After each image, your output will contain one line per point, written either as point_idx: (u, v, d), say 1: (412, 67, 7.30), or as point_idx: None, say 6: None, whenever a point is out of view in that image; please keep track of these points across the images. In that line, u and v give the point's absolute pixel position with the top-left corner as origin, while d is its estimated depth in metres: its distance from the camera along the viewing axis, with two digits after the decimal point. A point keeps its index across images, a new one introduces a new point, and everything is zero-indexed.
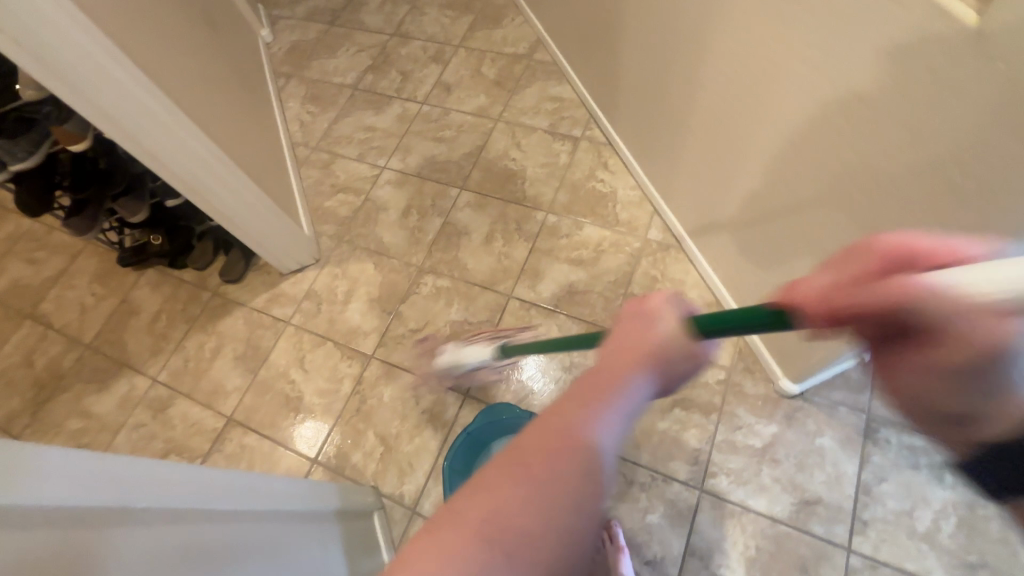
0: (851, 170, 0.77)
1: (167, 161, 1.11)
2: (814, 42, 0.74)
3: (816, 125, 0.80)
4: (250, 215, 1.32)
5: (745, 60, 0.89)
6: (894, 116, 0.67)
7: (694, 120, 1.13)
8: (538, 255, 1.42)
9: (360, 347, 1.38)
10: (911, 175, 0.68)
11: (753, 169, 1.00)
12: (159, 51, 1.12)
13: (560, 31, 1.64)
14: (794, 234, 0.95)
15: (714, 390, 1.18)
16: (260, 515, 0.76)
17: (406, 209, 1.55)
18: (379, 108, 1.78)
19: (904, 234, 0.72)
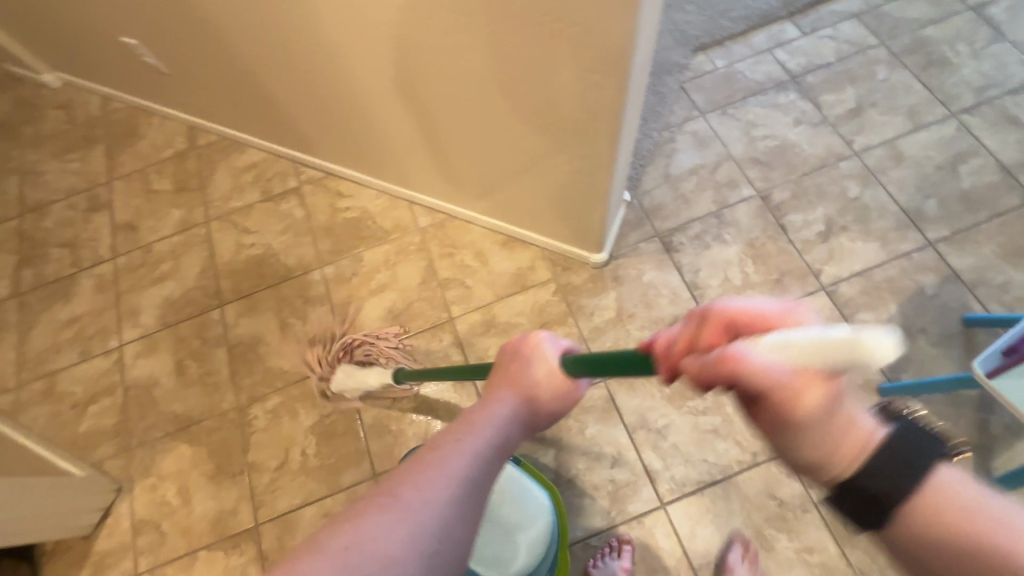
0: (533, 103, 0.92)
1: None
2: (460, 11, 0.82)
3: (489, 79, 0.92)
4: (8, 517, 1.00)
5: (408, 50, 0.95)
6: (545, 52, 0.81)
7: (390, 123, 1.17)
8: (342, 309, 1.33)
9: (237, 528, 1.15)
10: (578, 91, 0.85)
11: (458, 135, 1.10)
12: None
13: (203, 108, 1.50)
14: (519, 144, 1.04)
15: (557, 302, 1.27)
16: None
17: (179, 367, 1.32)
18: (65, 294, 1.44)
19: (593, 131, 0.91)
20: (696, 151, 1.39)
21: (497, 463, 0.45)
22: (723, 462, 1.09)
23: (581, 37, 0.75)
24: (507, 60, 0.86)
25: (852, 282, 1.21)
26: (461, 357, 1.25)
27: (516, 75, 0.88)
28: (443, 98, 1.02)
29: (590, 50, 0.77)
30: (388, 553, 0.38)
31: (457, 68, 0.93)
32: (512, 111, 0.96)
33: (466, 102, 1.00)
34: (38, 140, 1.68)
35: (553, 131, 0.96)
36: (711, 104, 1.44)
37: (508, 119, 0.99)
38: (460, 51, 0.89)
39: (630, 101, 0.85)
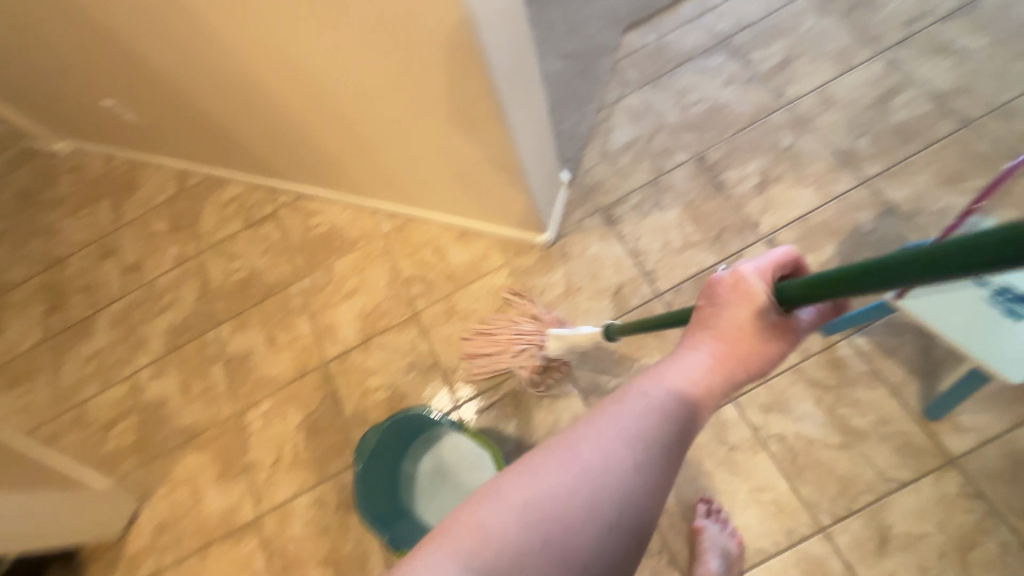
0: (425, 100, 1.00)
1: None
2: (335, 31, 0.91)
3: (381, 87, 1.01)
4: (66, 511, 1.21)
5: (310, 73, 1.04)
6: (416, 53, 0.89)
7: (323, 140, 1.27)
8: (320, 316, 1.45)
9: (242, 521, 1.28)
10: (455, 81, 0.93)
11: (380, 142, 1.20)
12: None
13: (184, 152, 1.66)
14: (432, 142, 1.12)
15: (510, 285, 1.35)
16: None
17: (184, 385, 1.47)
18: (86, 333, 1.63)
19: (483, 115, 0.99)
20: (632, 125, 1.44)
21: (653, 439, 0.52)
22: None
23: (436, 34, 0.83)
24: (393, 66, 0.94)
25: (789, 228, 1.24)
26: (428, 347, 1.34)
27: (402, 79, 0.97)
28: (358, 112, 1.11)
29: (446, 44, 0.85)
30: (519, 531, 0.47)
31: (354, 82, 1.02)
32: (412, 112, 1.05)
33: (378, 112, 1.09)
34: (55, 201, 1.90)
35: (453, 123, 1.04)
36: (643, 78, 1.49)
37: (413, 119, 1.07)
38: (349, 66, 0.98)
39: (501, 83, 0.92)
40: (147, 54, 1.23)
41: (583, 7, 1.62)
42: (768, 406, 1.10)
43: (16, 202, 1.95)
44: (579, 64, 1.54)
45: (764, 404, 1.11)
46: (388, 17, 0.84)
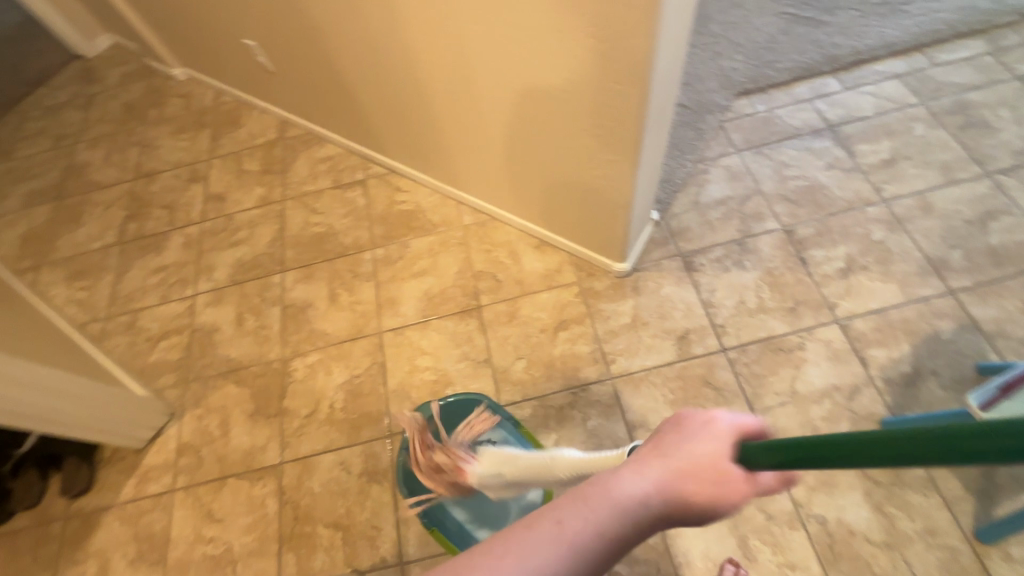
0: (569, 109, 1.05)
1: (35, 412, 1.10)
2: (510, 27, 0.96)
3: (530, 87, 1.06)
4: (102, 406, 1.23)
5: (465, 60, 1.10)
6: (582, 64, 0.94)
7: (446, 124, 1.33)
8: (385, 286, 1.48)
9: (264, 463, 1.29)
10: (608, 98, 0.97)
11: (502, 138, 1.25)
12: None
13: (297, 105, 1.75)
14: (553, 148, 1.17)
15: (577, 304, 1.37)
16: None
17: (239, 318, 1.50)
18: (158, 247, 1.68)
19: (620, 137, 1.03)
20: (728, 184, 1.48)
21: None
22: None
23: (612, 51, 0.88)
24: (552, 71, 0.99)
25: (866, 318, 1.25)
26: (483, 342, 1.36)
27: (554, 86, 1.02)
28: (493, 103, 1.16)
29: (618, 63, 0.89)
30: None
31: (505, 77, 1.08)
32: (550, 118, 1.10)
33: (513, 108, 1.14)
34: (159, 119, 1.99)
35: (586, 137, 1.08)
36: (747, 143, 1.54)
37: (547, 124, 1.12)
38: (507, 62, 1.04)
39: (651, 113, 0.97)
40: (310, 7, 1.31)
41: (701, 65, 1.68)
42: (814, 485, 1.09)
43: (122, 112, 2.05)
44: (687, 114, 1.60)
45: (811, 482, 1.10)
46: (570, 26, 0.89)
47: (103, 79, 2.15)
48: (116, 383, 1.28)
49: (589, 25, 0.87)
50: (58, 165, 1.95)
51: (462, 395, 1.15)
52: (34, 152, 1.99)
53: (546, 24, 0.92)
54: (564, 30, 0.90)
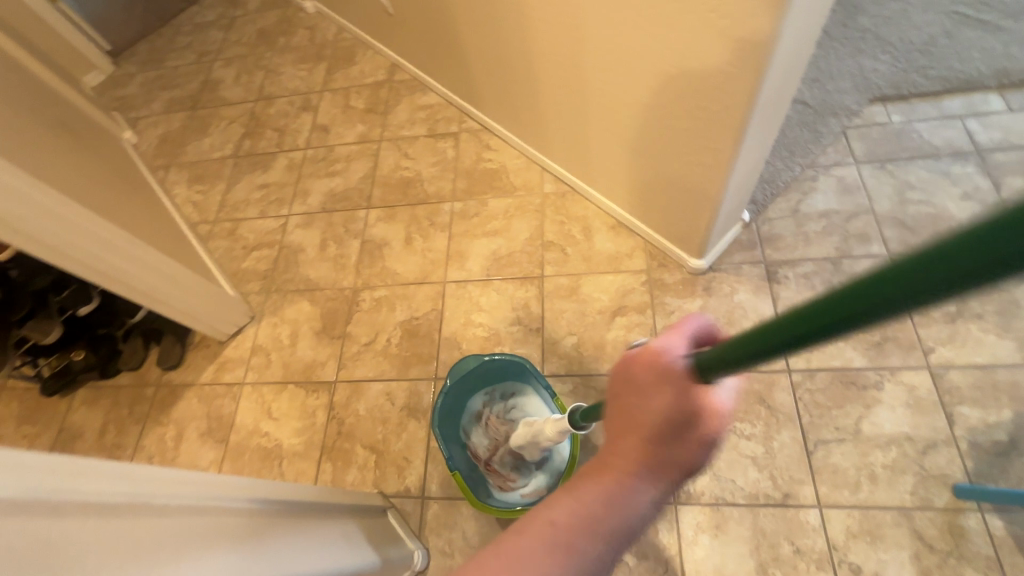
0: (674, 89, 0.99)
1: (146, 289, 1.26)
2: None
3: (638, 61, 1.01)
4: (197, 298, 1.38)
5: (576, 24, 1.07)
6: (697, 41, 0.88)
7: (544, 88, 1.31)
8: (457, 239, 1.52)
9: (321, 377, 1.40)
10: (718, 82, 0.90)
11: (598, 111, 1.21)
12: (119, 216, 1.31)
13: (408, 50, 1.79)
14: (649, 127, 1.12)
15: (642, 292, 1.33)
16: (281, 538, 0.76)
17: (322, 244, 1.62)
18: (265, 166, 1.83)
19: (723, 125, 0.96)
20: (836, 197, 1.35)
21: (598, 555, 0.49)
22: (749, 489, 1.08)
23: (733, 30, 0.81)
24: (664, 46, 0.94)
25: (965, 371, 1.11)
26: (539, 311, 1.37)
27: (663, 62, 0.96)
28: (596, 71, 1.12)
29: (735, 43, 0.83)
30: None
31: (613, 46, 1.03)
32: (652, 96, 1.05)
33: (615, 78, 1.09)
34: (285, 47, 2.14)
35: (687, 122, 1.03)
36: (870, 155, 1.38)
37: (648, 102, 1.07)
38: (618, 31, 0.99)
39: (761, 103, 0.89)
40: None
41: (837, 61, 1.51)
42: (856, 532, 1.02)
43: (255, 37, 2.21)
44: (808, 113, 1.46)
45: (852, 527, 1.02)
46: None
47: (244, 4, 2.33)
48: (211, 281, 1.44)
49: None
50: (196, 78, 2.15)
51: (511, 359, 1.11)
52: (179, 63, 2.22)
53: None
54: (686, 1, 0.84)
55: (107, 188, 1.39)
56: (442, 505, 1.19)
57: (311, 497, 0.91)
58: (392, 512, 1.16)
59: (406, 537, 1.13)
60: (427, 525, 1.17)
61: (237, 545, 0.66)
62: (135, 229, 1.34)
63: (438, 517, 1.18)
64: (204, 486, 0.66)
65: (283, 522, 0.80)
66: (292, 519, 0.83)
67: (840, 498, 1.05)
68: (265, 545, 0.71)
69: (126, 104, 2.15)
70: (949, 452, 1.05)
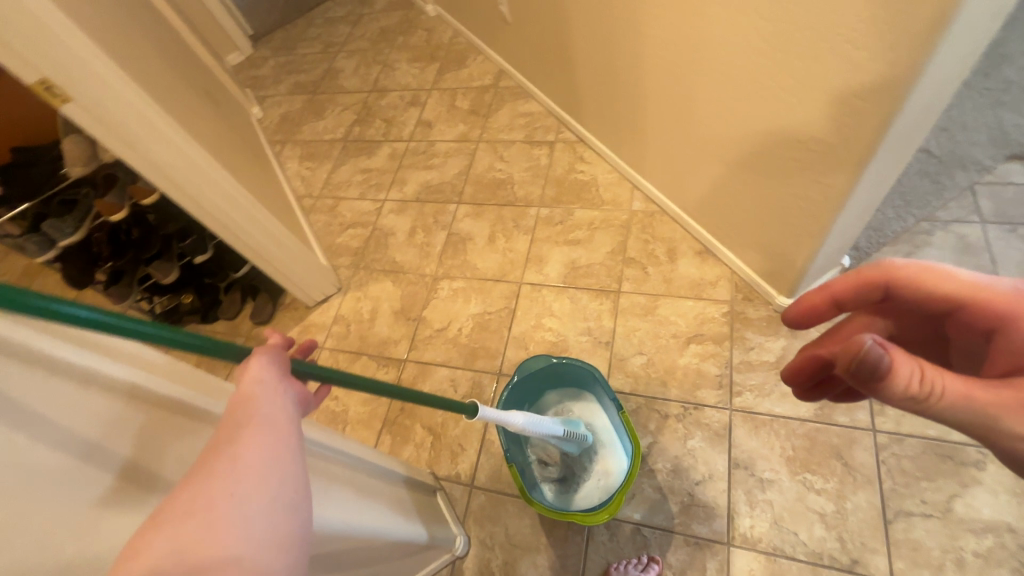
0: (791, 120, 0.97)
1: (256, 246, 1.39)
2: (756, 21, 0.92)
3: (758, 88, 1.00)
4: (297, 263, 1.50)
5: (694, 47, 1.08)
6: (823, 74, 0.86)
7: (650, 106, 1.32)
8: (539, 244, 1.55)
9: (393, 354, 1.47)
10: (840, 117, 0.88)
11: (702, 133, 1.21)
12: (244, 177, 1.46)
13: (517, 58, 1.87)
14: (759, 150, 1.08)
15: (721, 323, 1.29)
16: (343, 487, 0.78)
17: (411, 230, 1.71)
18: (370, 152, 1.96)
19: (838, 160, 0.93)
20: (954, 254, 1.25)
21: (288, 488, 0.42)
22: (813, 546, 1.02)
23: (873, 55, 0.77)
24: (787, 75, 0.92)
25: None
26: (611, 325, 1.36)
27: (783, 93, 0.95)
28: (711, 89, 1.10)
29: (871, 72, 0.79)
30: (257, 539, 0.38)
31: (730, 72, 1.03)
32: (766, 124, 1.03)
33: (730, 99, 1.07)
34: (403, 46, 2.28)
35: (798, 155, 1.00)
36: (999, 216, 1.27)
37: (760, 131, 1.05)
38: (739, 57, 0.99)
39: (892, 137, 0.84)
40: None
41: (972, 112, 1.41)
42: None
43: (377, 34, 2.38)
44: (930, 164, 1.36)
45: None
46: (826, 31, 0.82)
47: (372, 3, 2.51)
48: (308, 249, 1.56)
49: (849, 33, 0.79)
50: (321, 66, 2.35)
51: (580, 364, 1.10)
52: (308, 52, 2.43)
53: (798, 25, 0.85)
54: (819, 33, 0.83)
55: (237, 153, 1.55)
56: (489, 498, 1.21)
57: (374, 461, 0.93)
58: (441, 494, 1.19)
59: (451, 520, 1.16)
60: (472, 514, 1.20)
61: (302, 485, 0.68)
62: (254, 191, 1.48)
63: (483, 508, 1.20)
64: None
65: (346, 472, 0.83)
66: (353, 473, 0.85)
67: None
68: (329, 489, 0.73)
69: (258, 83, 2.39)
70: None
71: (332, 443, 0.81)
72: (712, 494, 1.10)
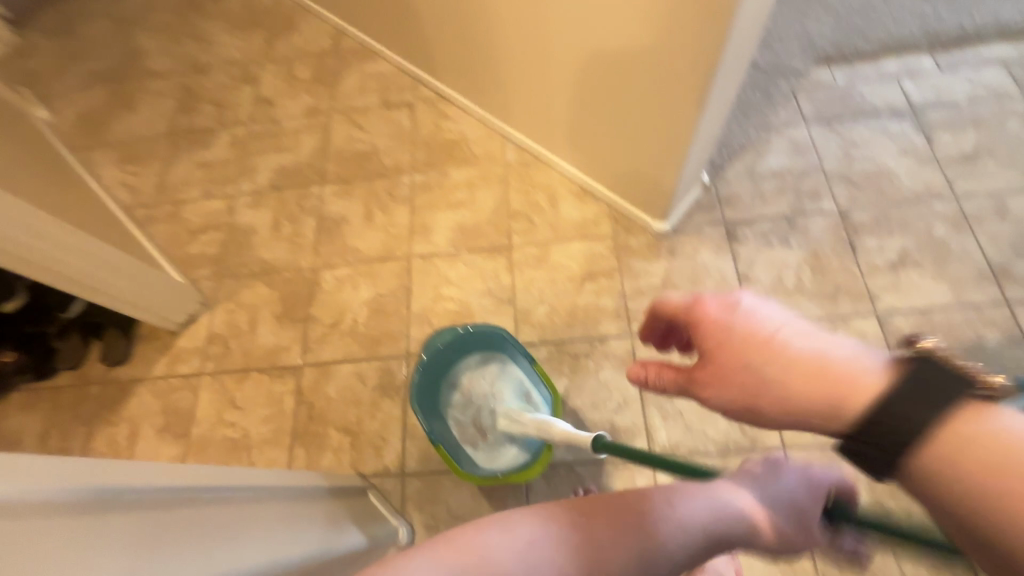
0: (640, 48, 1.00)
1: (84, 278, 1.16)
2: None
3: (605, 18, 1.00)
4: (143, 287, 1.29)
5: None
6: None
7: (501, 52, 1.28)
8: (419, 213, 1.48)
9: (286, 362, 1.35)
10: (686, 38, 0.92)
11: (559, 74, 1.20)
12: (44, 197, 1.19)
13: (354, 14, 1.70)
14: (615, 77, 1.09)
15: (609, 257, 1.34)
16: (257, 524, 0.70)
17: (276, 224, 1.53)
18: (205, 142, 1.71)
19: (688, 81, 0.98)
20: (788, 156, 1.40)
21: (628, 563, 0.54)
22: (720, 438, 1.13)
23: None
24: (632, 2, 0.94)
25: (908, 316, 1.20)
26: (509, 281, 1.36)
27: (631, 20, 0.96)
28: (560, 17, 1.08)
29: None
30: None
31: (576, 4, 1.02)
32: (618, 55, 1.04)
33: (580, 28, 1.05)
34: (216, 12, 1.97)
35: (652, 82, 1.04)
36: (818, 116, 1.44)
37: (613, 63, 1.07)
38: None
39: (734, 39, 0.88)
40: None
41: (784, 23, 1.55)
42: None
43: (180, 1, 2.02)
44: (759, 76, 1.49)
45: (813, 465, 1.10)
46: None
47: None
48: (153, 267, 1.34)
49: None
50: (116, 47, 1.96)
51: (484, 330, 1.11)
52: (94, 32, 2.00)
53: None
54: None
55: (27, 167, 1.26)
56: (423, 480, 1.19)
57: (280, 481, 0.85)
58: (373, 492, 1.15)
59: (388, 514, 1.12)
60: (410, 501, 1.17)
61: (202, 539, 0.59)
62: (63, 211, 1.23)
63: (420, 492, 1.18)
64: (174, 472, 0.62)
65: (252, 502, 0.74)
66: (263, 500, 0.77)
67: (802, 440, 1.12)
68: (237, 530, 0.65)
69: (36, 78, 1.93)
70: None
71: (223, 481, 0.71)
72: (628, 417, 1.18)
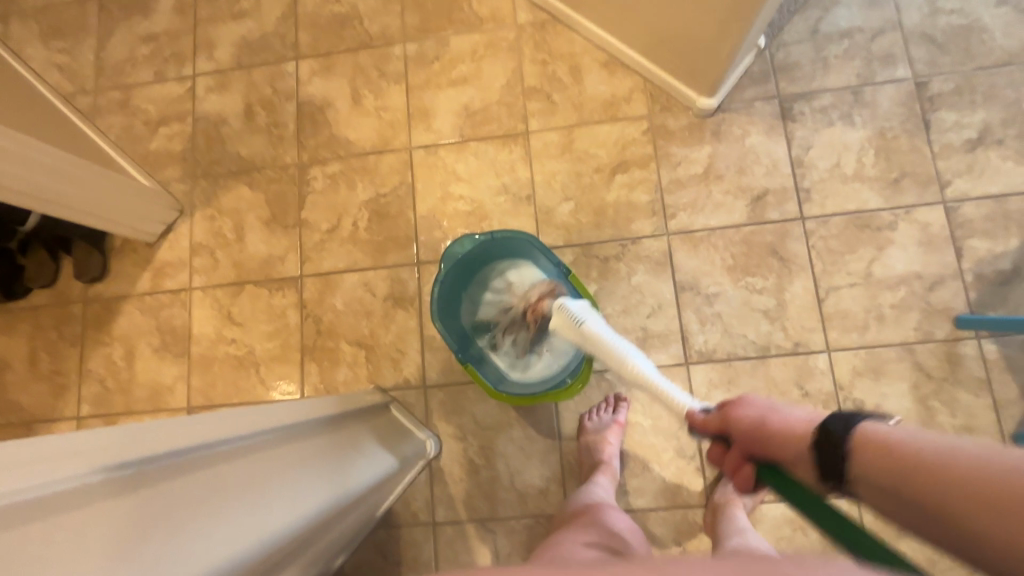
0: None
1: (35, 192, 1.00)
2: None
3: None
4: (109, 197, 1.12)
5: None
6: None
7: None
8: (417, 93, 1.25)
9: (284, 274, 1.22)
10: None
11: None
12: None
13: None
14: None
15: (644, 143, 1.16)
16: (272, 476, 0.61)
17: (248, 111, 1.30)
18: (145, 8, 1.39)
19: None
20: (861, 10, 1.16)
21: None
22: (761, 342, 1.07)
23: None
24: None
25: (979, 203, 1.07)
26: (527, 175, 1.18)
27: None
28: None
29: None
30: None
31: None
32: None
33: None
34: None
35: None
36: None
37: None
38: None
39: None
40: None
41: None
42: (860, 370, 1.04)
43: None
44: None
45: (858, 366, 1.04)
46: None
47: None
48: (115, 172, 1.15)
49: None
50: None
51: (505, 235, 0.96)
52: None
53: None
54: None
55: None
56: (446, 393, 1.13)
57: (297, 419, 0.75)
58: (395, 406, 1.11)
59: (414, 428, 1.10)
60: (435, 414, 1.12)
61: (209, 512, 0.49)
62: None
63: (444, 404, 1.13)
64: (174, 428, 0.51)
65: (267, 446, 0.65)
66: (281, 444, 0.68)
67: (848, 341, 1.05)
68: (250, 490, 0.56)
69: None
70: (955, 286, 1.05)
71: (233, 426, 0.60)
72: (663, 323, 1.10)
